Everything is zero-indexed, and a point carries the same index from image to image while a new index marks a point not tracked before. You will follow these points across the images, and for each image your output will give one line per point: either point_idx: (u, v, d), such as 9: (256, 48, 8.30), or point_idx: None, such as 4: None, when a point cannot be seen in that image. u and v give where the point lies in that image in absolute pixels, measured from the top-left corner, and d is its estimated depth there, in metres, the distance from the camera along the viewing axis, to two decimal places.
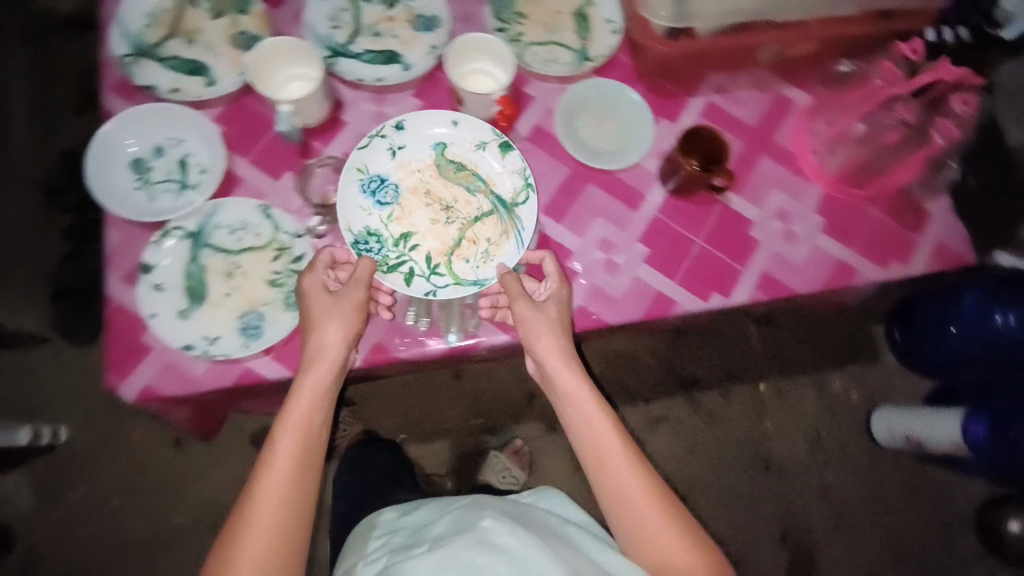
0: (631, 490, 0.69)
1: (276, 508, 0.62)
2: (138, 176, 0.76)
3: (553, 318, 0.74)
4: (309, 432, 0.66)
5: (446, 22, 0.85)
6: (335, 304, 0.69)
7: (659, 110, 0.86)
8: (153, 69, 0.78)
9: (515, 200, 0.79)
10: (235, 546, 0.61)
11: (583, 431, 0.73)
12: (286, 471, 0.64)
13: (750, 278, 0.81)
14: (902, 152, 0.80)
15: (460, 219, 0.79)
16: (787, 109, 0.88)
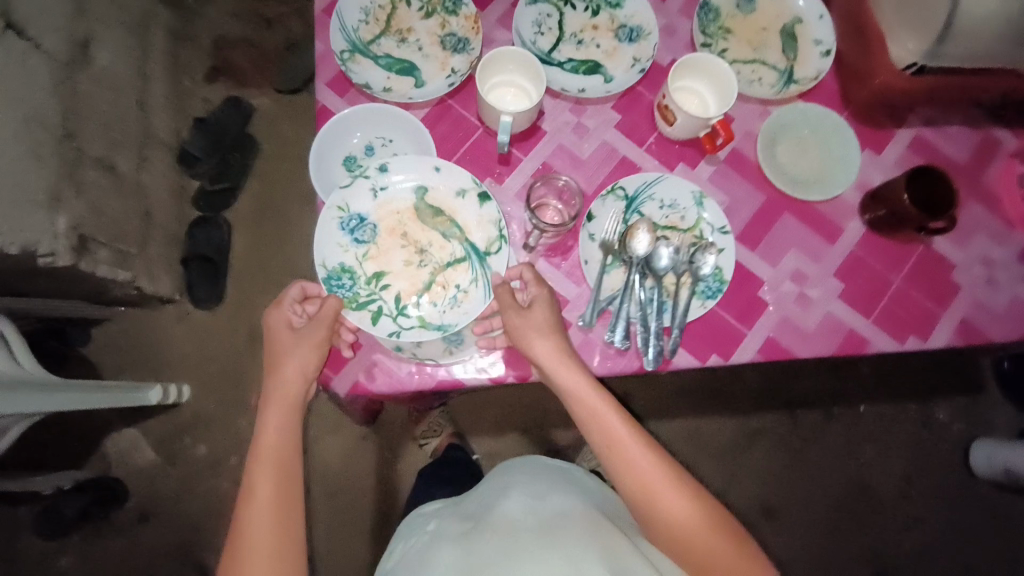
0: (650, 483, 0.69)
1: (264, 538, 0.66)
2: (350, 174, 0.79)
3: (542, 325, 0.71)
4: (281, 463, 0.70)
5: (651, 33, 0.84)
6: (308, 335, 0.71)
7: (863, 140, 0.84)
8: (368, 68, 0.81)
9: (488, 248, 0.75)
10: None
11: (593, 427, 0.73)
12: (266, 504, 0.67)
13: (949, 324, 0.79)
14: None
15: (432, 263, 0.76)
16: (993, 151, 0.85)
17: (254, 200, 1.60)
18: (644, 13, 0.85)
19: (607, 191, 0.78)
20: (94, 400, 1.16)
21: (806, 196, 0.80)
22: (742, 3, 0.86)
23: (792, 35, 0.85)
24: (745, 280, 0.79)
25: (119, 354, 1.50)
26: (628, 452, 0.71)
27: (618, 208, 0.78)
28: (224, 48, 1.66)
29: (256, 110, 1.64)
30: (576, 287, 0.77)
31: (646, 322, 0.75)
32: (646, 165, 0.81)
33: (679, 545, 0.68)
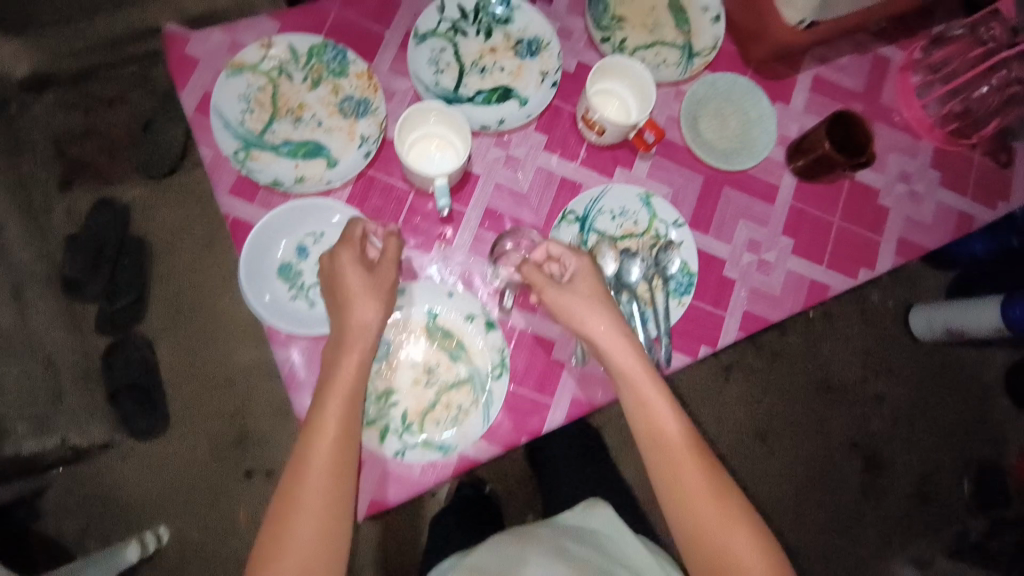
0: (680, 464, 0.69)
1: (325, 475, 0.62)
2: (289, 284, 0.71)
3: (590, 295, 0.71)
4: (354, 400, 0.64)
5: (548, 40, 0.81)
6: (376, 287, 0.67)
7: (773, 94, 0.86)
8: (271, 161, 0.73)
9: (489, 373, 0.72)
10: (295, 491, 0.63)
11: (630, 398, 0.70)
12: (333, 437, 0.63)
13: (890, 247, 0.85)
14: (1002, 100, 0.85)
15: (439, 383, 0.71)
16: (884, 70, 0.90)
17: (166, 304, 1.45)
18: (536, 22, 0.81)
19: (559, 219, 0.77)
20: None
21: (740, 166, 0.82)
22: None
23: (680, 8, 0.84)
24: (708, 265, 0.81)
25: (80, 513, 1.37)
26: (666, 432, 0.69)
27: (574, 233, 0.77)
28: (67, 147, 1.45)
29: (131, 207, 1.47)
30: (559, 324, 0.76)
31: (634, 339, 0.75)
32: (587, 181, 0.80)
33: (690, 522, 0.68)
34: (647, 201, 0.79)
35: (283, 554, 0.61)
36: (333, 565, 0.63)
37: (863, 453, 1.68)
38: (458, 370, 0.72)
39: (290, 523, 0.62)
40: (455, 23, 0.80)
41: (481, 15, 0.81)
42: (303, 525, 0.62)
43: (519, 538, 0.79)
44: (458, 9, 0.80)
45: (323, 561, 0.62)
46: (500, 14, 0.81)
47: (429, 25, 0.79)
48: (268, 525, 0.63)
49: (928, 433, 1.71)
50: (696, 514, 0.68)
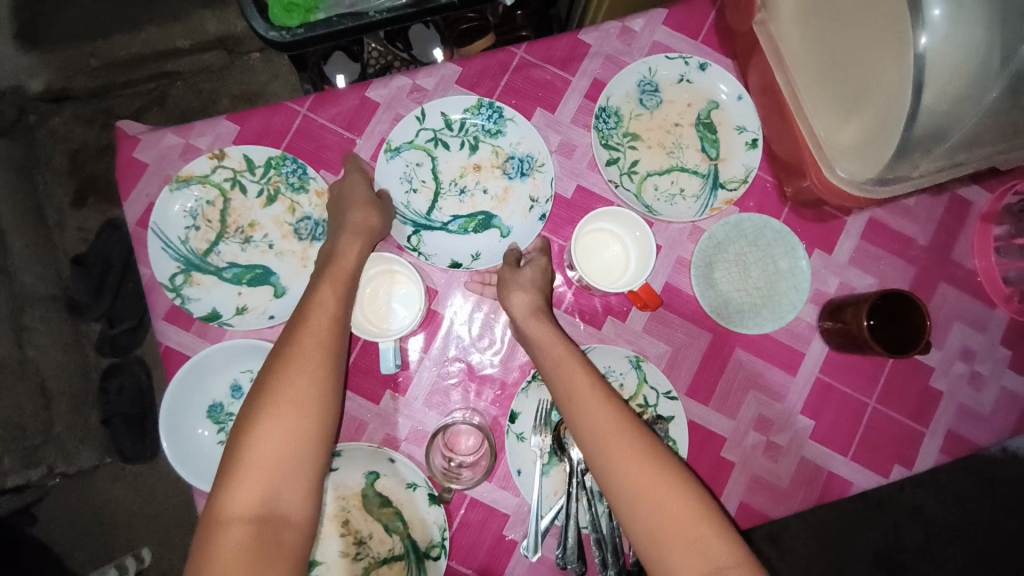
0: (621, 445, 0.54)
1: (320, 342, 0.56)
2: (217, 427, 0.65)
3: (536, 285, 0.64)
4: (349, 282, 0.60)
5: (542, 161, 0.70)
6: (378, 202, 0.65)
7: (811, 240, 0.72)
8: (212, 287, 0.66)
9: (427, 552, 0.62)
10: (282, 359, 0.55)
11: (559, 379, 0.59)
12: (331, 310, 0.57)
13: (935, 441, 0.70)
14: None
15: (369, 557, 0.62)
16: (958, 216, 0.74)
17: None
18: (530, 139, 0.70)
19: (530, 378, 0.66)
20: None
21: (757, 331, 0.68)
22: (645, 98, 0.72)
23: (709, 126, 0.72)
24: (704, 443, 0.69)
25: (66, 530, 1.37)
26: (597, 411, 0.56)
27: (545, 395, 0.66)
28: (83, 162, 1.44)
29: None
30: (516, 499, 0.66)
31: (599, 529, 0.63)
32: (570, 329, 0.69)
33: (648, 521, 0.50)
34: (637, 367, 0.67)
35: (275, 412, 0.52)
36: (318, 449, 0.53)
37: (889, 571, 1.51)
38: (393, 542, 0.63)
39: (283, 382, 0.54)
40: (436, 134, 0.70)
41: (468, 125, 0.70)
42: (301, 382, 0.54)
43: None
44: (441, 118, 0.70)
45: (318, 427, 0.53)
46: (490, 125, 0.70)
47: (405, 137, 0.69)
48: (249, 403, 0.53)
49: (965, 560, 1.52)
50: (652, 502, 0.51)
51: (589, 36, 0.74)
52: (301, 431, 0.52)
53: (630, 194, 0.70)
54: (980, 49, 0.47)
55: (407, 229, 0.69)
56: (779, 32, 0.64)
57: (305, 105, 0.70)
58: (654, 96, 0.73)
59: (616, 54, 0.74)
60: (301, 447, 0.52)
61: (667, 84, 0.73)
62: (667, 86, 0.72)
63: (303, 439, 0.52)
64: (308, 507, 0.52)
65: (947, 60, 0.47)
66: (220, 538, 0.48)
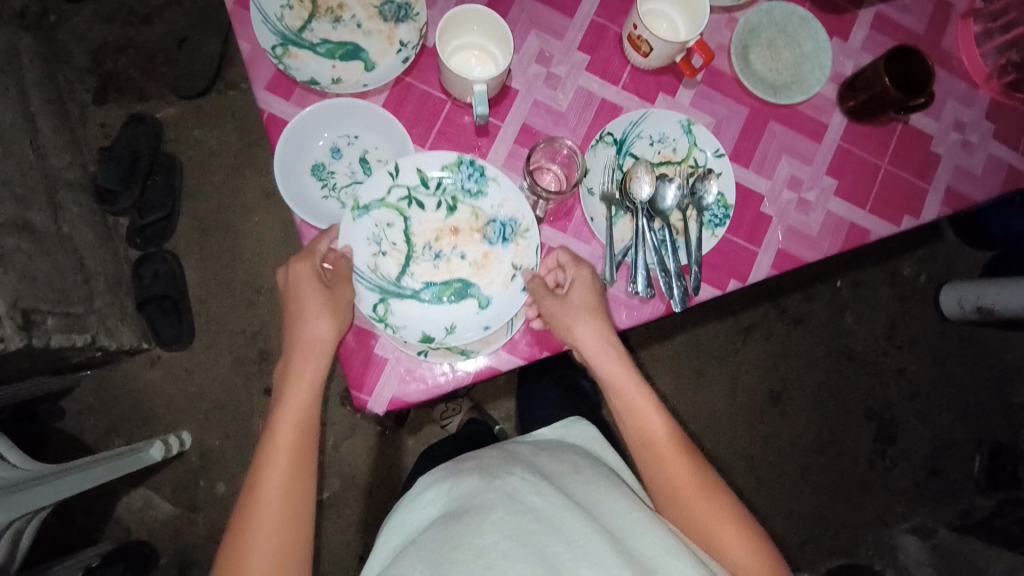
0: (682, 481, 0.72)
1: (284, 482, 0.66)
2: (323, 183, 0.73)
3: (581, 307, 0.72)
4: (305, 421, 0.69)
5: (526, 224, 0.72)
6: (331, 298, 0.68)
7: (831, 29, 0.82)
8: (310, 60, 0.72)
9: (515, 289, 0.72)
10: (253, 505, 0.65)
11: (632, 425, 0.76)
12: (289, 451, 0.67)
13: (937, 196, 0.82)
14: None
15: (465, 293, 0.72)
16: (947, 14, 0.85)
17: (194, 223, 1.46)
18: (514, 200, 0.72)
19: (596, 140, 0.75)
20: (109, 474, 1.11)
21: (789, 100, 0.78)
22: None
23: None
24: (745, 199, 0.79)
25: (105, 415, 1.40)
26: (664, 454, 0.74)
27: (611, 155, 0.75)
28: (103, 60, 1.46)
29: (164, 124, 1.47)
30: (588, 246, 0.75)
31: (663, 263, 0.74)
32: (627, 104, 0.78)
33: (705, 539, 0.69)
34: (690, 130, 0.77)
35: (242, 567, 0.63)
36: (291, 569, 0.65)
37: (876, 424, 1.68)
38: (484, 280, 0.73)
39: (258, 516, 0.65)
40: (410, 192, 0.71)
41: (446, 184, 0.72)
42: (268, 518, 0.64)
43: (490, 460, 0.72)
44: (417, 175, 0.71)
45: (291, 543, 0.65)
46: (470, 184, 0.72)
47: (376, 194, 0.70)
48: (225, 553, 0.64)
49: (941, 411, 1.69)
50: (708, 527, 0.70)
51: None
52: (281, 550, 0.64)
53: None
54: None
55: (374, 296, 0.70)
56: None
57: None
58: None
59: None
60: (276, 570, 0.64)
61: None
62: None
63: (284, 557, 0.65)
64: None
65: None
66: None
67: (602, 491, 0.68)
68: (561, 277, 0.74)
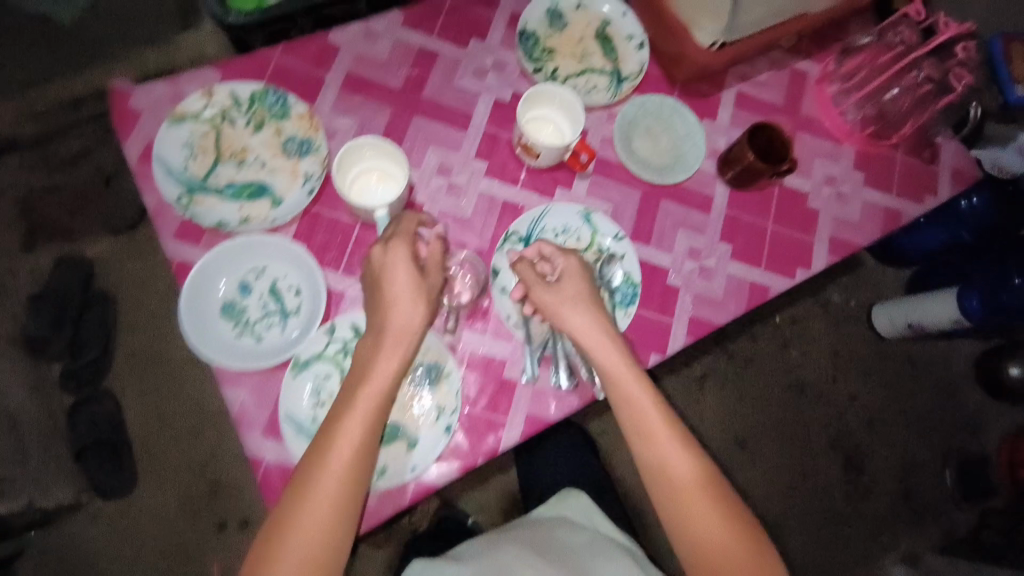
0: (685, 493, 0.71)
1: (338, 481, 0.63)
2: (235, 322, 0.72)
3: (576, 295, 0.74)
4: (378, 415, 0.65)
5: (448, 368, 0.74)
6: (422, 288, 0.69)
7: (699, 110, 0.91)
8: (216, 205, 0.74)
9: (443, 402, 0.73)
10: (305, 495, 0.63)
11: (653, 462, 0.72)
12: (353, 449, 0.64)
13: (822, 246, 0.89)
14: (911, 103, 0.91)
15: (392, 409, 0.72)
16: (803, 82, 0.95)
17: (132, 359, 1.43)
18: (436, 347, 0.74)
19: (503, 240, 0.80)
20: None
21: (673, 179, 0.86)
22: (553, 22, 0.91)
23: (607, 38, 0.91)
24: (652, 275, 0.84)
25: None
26: (691, 488, 0.71)
27: (518, 253, 0.80)
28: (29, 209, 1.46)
29: (94, 264, 1.46)
30: (510, 343, 0.77)
31: (582, 349, 0.78)
32: (528, 202, 0.83)
33: (694, 551, 0.70)
34: (589, 220, 0.82)
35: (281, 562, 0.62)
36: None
37: (843, 454, 1.70)
38: (412, 395, 0.73)
39: (302, 513, 0.63)
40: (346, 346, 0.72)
41: None
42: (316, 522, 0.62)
43: (492, 543, 0.80)
44: (350, 329, 0.72)
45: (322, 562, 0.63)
46: None
47: (314, 349, 0.71)
48: (267, 530, 0.63)
49: (899, 431, 1.74)
50: (725, 545, 0.69)
51: None
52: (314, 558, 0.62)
53: None
54: None
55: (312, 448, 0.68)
56: None
57: (276, 51, 0.82)
58: (561, 20, 0.91)
59: None
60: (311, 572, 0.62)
61: (569, 11, 0.91)
62: (569, 13, 0.91)
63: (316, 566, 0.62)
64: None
65: None
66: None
67: (597, 562, 0.75)
68: (556, 268, 0.77)
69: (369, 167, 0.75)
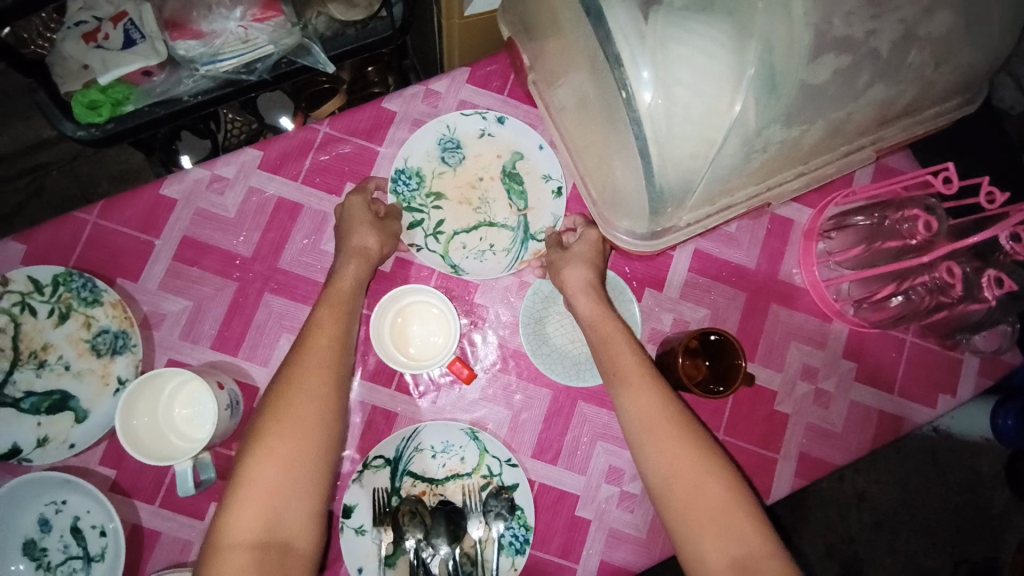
0: (664, 435, 0.58)
1: (318, 372, 0.58)
2: (35, 564, 0.62)
3: (585, 258, 0.66)
4: (347, 311, 0.62)
5: None
6: (382, 222, 0.66)
7: (641, 278, 0.72)
8: (5, 424, 0.61)
9: None
10: (285, 390, 0.57)
11: (616, 382, 0.61)
12: (330, 342, 0.60)
13: (789, 465, 0.69)
14: (932, 305, 0.63)
15: None
16: (787, 235, 0.73)
17: None
18: None
19: (361, 468, 0.63)
20: None
21: (592, 380, 0.68)
22: (447, 155, 0.71)
23: (515, 176, 0.71)
24: (556, 503, 0.66)
25: None
26: (658, 424, 0.58)
27: (380, 482, 0.63)
28: None
29: None
30: None
31: None
32: (403, 406, 0.67)
33: (681, 499, 0.56)
34: (475, 442, 0.65)
35: (262, 462, 0.54)
36: (297, 495, 0.55)
37: (839, 561, 1.45)
38: None
39: (274, 415, 0.56)
40: None
41: None
42: (290, 440, 0.55)
43: None
44: None
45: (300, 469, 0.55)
46: None
47: None
48: (248, 434, 0.56)
49: (908, 537, 1.47)
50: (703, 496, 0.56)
51: (390, 103, 0.72)
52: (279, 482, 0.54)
53: (435, 256, 0.69)
54: (710, 100, 0.47)
55: None
56: (547, 93, 0.64)
57: (94, 212, 0.67)
58: (456, 152, 0.71)
59: (422, 118, 0.73)
60: (285, 480, 0.54)
61: (469, 140, 0.71)
62: (469, 142, 0.71)
63: (278, 491, 0.54)
64: (310, 534, 0.55)
65: (663, 128, 0.47)
66: (221, 560, 0.51)
67: None
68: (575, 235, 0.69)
69: (186, 409, 0.63)
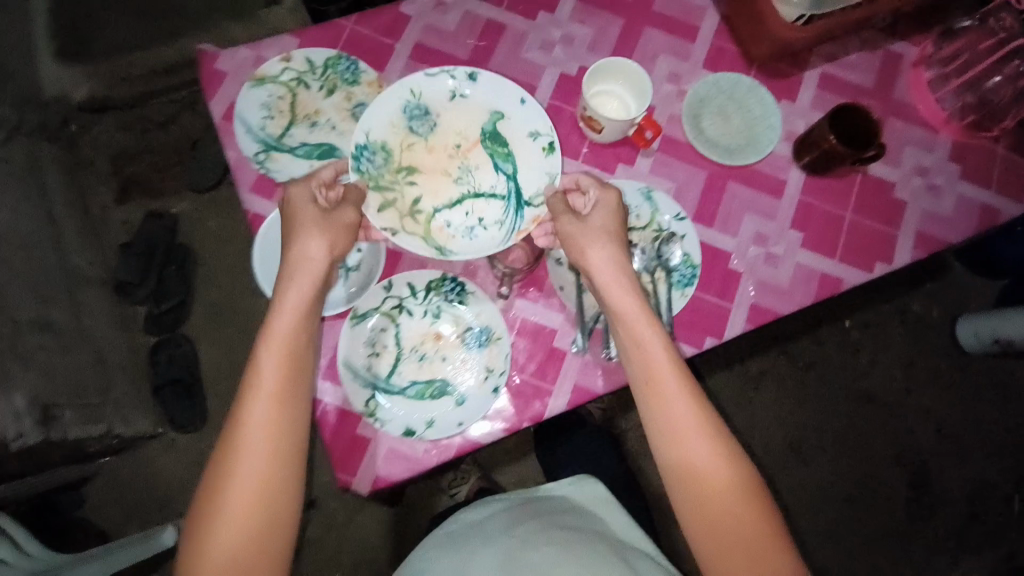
0: (688, 442, 0.62)
1: (265, 435, 0.58)
2: None
3: (603, 230, 0.71)
4: (291, 350, 0.61)
5: (499, 334, 0.75)
6: (327, 221, 0.68)
7: (779, 92, 0.86)
8: (289, 162, 0.79)
9: (492, 366, 0.74)
10: (233, 446, 0.58)
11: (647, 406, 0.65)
12: (272, 393, 0.59)
13: (906, 240, 0.83)
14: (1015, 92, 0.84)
15: (444, 366, 0.75)
16: (898, 66, 0.88)
17: (206, 307, 1.47)
18: (489, 311, 0.76)
19: None
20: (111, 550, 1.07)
21: (743, 160, 0.82)
22: (417, 127, 0.79)
23: (499, 143, 0.79)
24: (714, 256, 0.81)
25: (122, 502, 1.36)
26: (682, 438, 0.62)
27: None
28: (124, 161, 1.52)
29: (180, 219, 1.51)
30: (561, 313, 0.77)
31: None
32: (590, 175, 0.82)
33: (696, 498, 0.61)
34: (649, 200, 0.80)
35: (208, 539, 0.56)
36: (262, 548, 0.57)
37: (910, 472, 1.50)
38: (466, 355, 0.75)
39: (223, 473, 0.57)
40: (401, 302, 0.75)
41: (433, 295, 0.76)
42: (234, 509, 0.56)
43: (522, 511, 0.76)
44: (407, 287, 0.76)
45: (259, 525, 0.57)
46: (452, 297, 0.76)
47: (371, 303, 0.74)
48: (202, 499, 0.57)
49: (976, 452, 1.52)
50: (715, 497, 0.61)
51: None
52: (258, 542, 0.57)
53: (417, 235, 0.76)
54: None
55: (366, 392, 0.72)
56: None
57: (351, 20, 0.84)
58: (425, 120, 0.79)
59: None
60: (249, 537, 0.57)
61: (438, 114, 0.79)
62: (440, 118, 0.79)
63: (261, 554, 0.57)
64: None
65: None
66: None
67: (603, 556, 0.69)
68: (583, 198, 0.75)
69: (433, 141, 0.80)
